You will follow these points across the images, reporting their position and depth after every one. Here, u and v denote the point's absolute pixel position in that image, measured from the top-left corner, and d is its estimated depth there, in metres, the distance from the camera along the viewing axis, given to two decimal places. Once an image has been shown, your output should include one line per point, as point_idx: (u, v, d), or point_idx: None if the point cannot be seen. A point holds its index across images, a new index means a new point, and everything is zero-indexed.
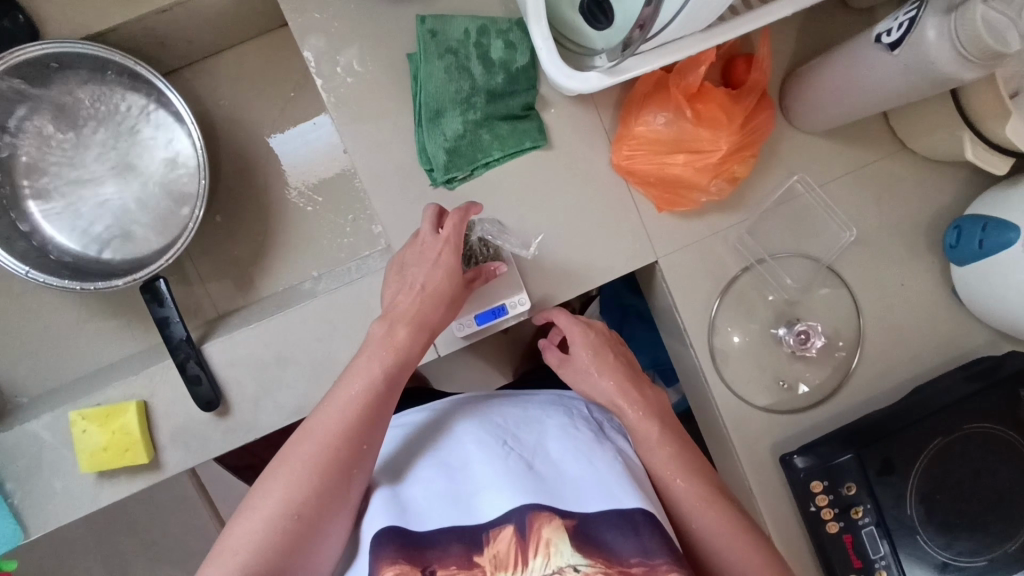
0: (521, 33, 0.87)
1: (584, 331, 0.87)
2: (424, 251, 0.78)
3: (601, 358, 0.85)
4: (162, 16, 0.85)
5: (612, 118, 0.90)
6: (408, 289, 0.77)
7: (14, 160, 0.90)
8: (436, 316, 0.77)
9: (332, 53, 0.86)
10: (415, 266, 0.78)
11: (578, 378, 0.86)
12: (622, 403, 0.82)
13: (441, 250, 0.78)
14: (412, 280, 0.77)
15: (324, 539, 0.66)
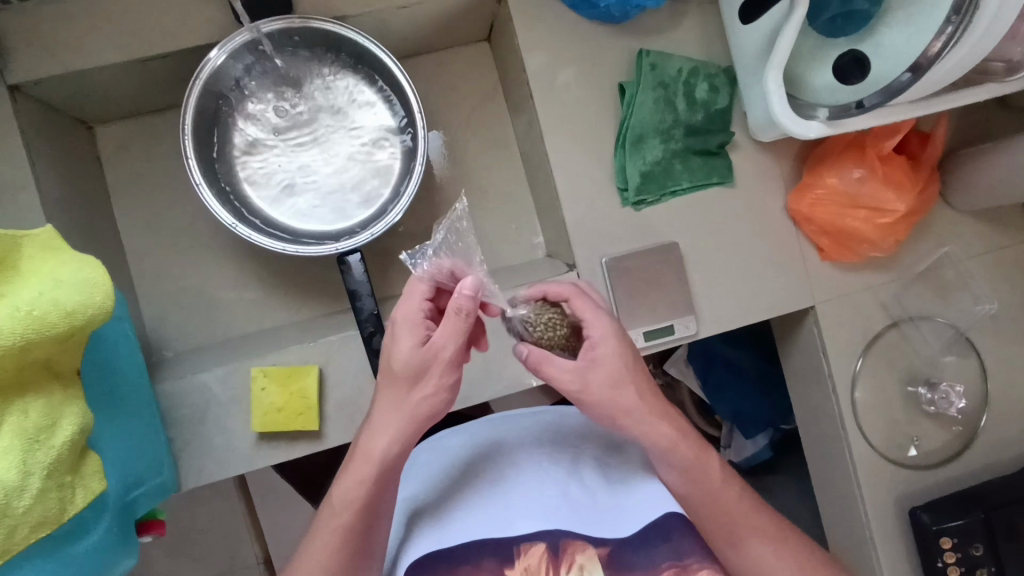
0: (726, 80, 0.94)
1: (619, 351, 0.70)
2: (401, 327, 0.68)
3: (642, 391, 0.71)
4: (401, 12, 0.91)
5: (792, 169, 0.97)
6: (389, 371, 0.68)
7: (231, 119, 0.92)
8: (431, 396, 0.68)
9: (551, 70, 0.92)
10: (393, 349, 0.68)
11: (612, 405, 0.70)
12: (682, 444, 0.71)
13: (410, 334, 0.67)
14: (392, 361, 0.67)
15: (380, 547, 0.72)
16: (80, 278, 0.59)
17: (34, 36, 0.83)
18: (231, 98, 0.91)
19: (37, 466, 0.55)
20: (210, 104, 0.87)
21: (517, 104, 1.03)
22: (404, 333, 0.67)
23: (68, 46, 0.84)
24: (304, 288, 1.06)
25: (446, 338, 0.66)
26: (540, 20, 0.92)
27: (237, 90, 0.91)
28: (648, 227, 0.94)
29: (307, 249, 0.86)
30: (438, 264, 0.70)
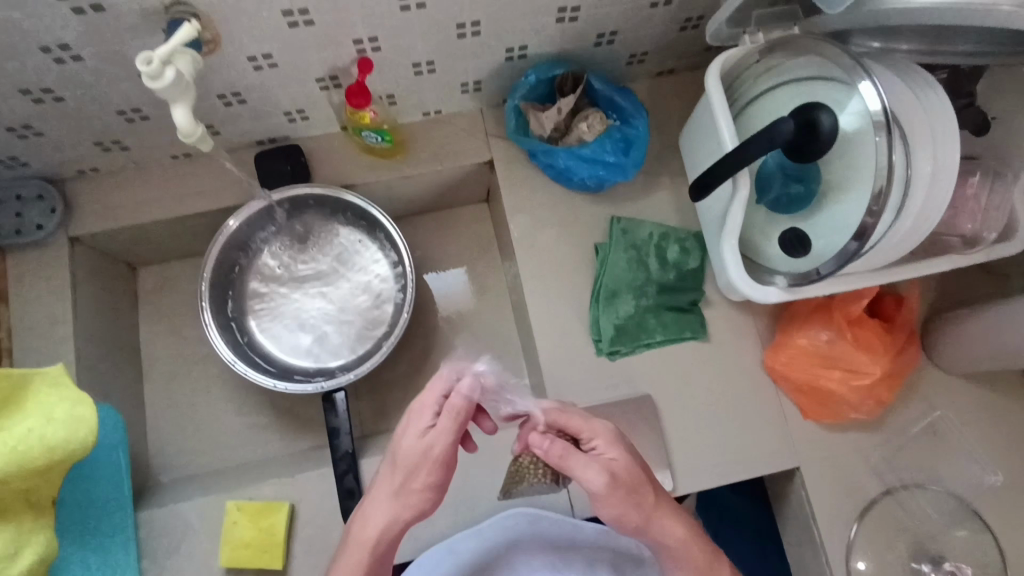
0: (696, 243, 1.00)
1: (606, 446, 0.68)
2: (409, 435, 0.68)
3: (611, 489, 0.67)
4: (402, 179, 1.04)
5: (766, 326, 0.99)
6: (395, 456, 0.68)
7: (248, 268, 1.04)
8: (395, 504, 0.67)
9: (532, 230, 1.02)
10: (402, 442, 0.68)
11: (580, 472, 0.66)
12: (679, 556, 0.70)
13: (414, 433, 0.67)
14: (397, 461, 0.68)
15: None
16: (70, 416, 0.67)
17: (97, 200, 1.00)
18: (250, 248, 1.03)
19: None
20: (230, 254, 1.00)
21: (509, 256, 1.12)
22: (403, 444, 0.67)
23: (122, 208, 1.00)
24: (299, 420, 1.11)
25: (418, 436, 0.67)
26: (525, 189, 1.03)
27: (256, 242, 1.04)
28: (624, 378, 0.97)
29: (295, 387, 0.93)
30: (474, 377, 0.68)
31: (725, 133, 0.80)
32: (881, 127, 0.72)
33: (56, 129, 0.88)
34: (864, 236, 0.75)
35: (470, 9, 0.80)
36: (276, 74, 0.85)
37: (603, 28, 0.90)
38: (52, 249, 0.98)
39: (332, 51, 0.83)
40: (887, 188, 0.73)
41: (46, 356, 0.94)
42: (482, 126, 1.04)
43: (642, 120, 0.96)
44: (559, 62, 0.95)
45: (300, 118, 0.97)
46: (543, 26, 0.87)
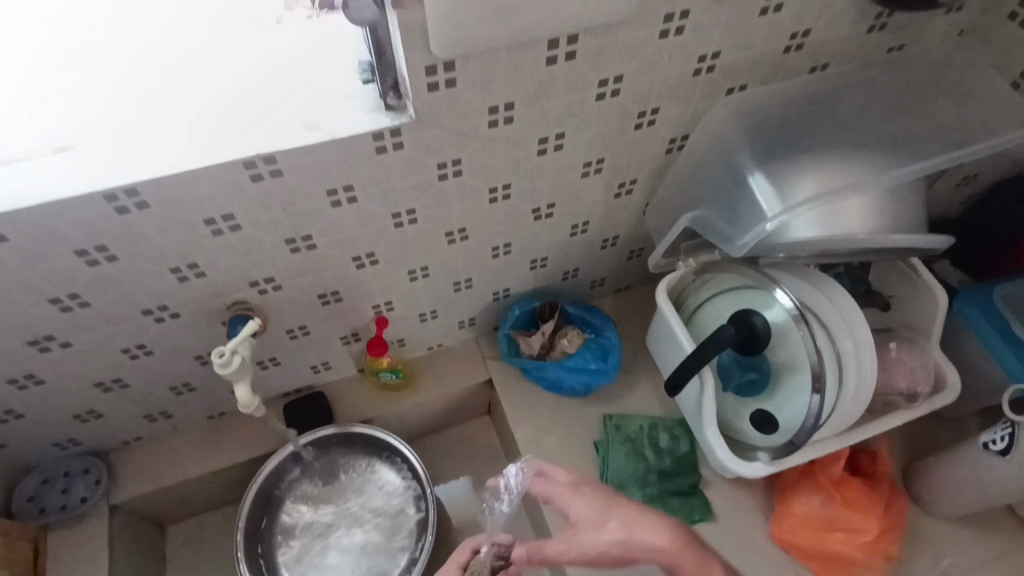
0: (683, 428, 1.12)
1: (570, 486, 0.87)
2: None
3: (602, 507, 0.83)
4: (415, 407, 1.17)
5: (764, 498, 1.07)
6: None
7: (275, 513, 1.10)
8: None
9: (537, 437, 1.13)
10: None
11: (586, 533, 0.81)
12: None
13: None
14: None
15: None
16: None
17: (139, 466, 1.09)
18: (271, 503, 1.09)
19: None
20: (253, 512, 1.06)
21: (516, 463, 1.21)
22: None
23: (162, 471, 1.09)
24: None
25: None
26: (523, 401, 1.16)
27: (278, 494, 1.10)
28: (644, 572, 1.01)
29: None
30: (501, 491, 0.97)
31: (682, 337, 0.97)
32: (800, 320, 0.92)
33: (112, 409, 1.00)
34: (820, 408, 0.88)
35: (464, 271, 1.01)
36: (307, 340, 1.02)
37: (568, 266, 1.12)
38: (92, 521, 1.04)
39: (354, 316, 1.01)
40: (823, 369, 0.90)
41: None
42: (479, 352, 1.21)
43: (612, 330, 1.15)
44: (536, 295, 1.16)
45: (324, 368, 1.12)
46: (521, 272, 1.08)
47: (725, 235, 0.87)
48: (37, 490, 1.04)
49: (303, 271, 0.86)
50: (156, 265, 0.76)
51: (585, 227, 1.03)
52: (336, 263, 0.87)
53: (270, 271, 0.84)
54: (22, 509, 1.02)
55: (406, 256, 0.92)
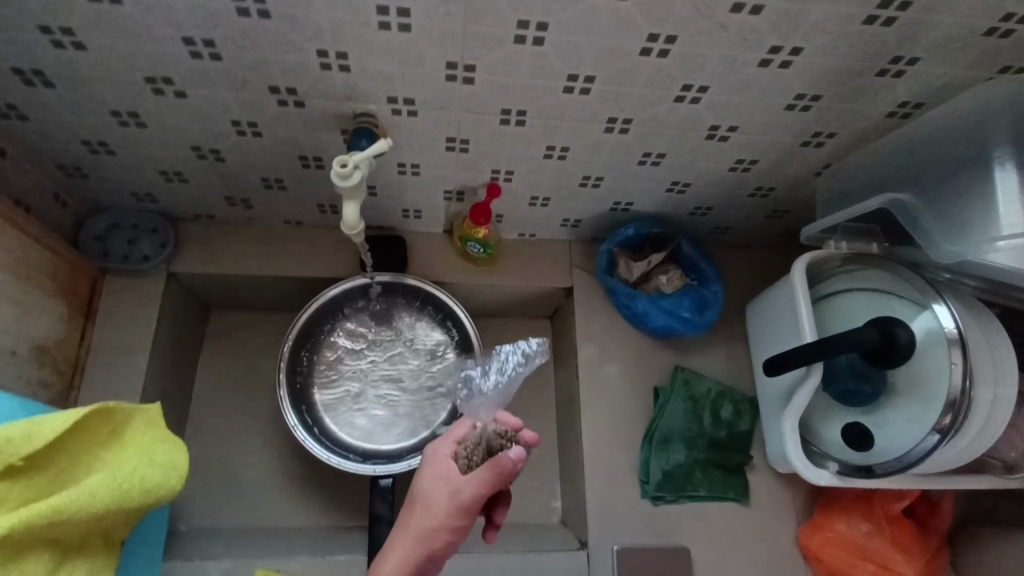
0: (749, 407, 1.06)
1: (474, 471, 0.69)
2: (424, 510, 0.66)
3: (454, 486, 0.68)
4: (488, 288, 1.12)
5: (802, 504, 1.03)
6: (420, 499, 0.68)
7: (323, 338, 1.06)
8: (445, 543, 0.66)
9: (599, 362, 1.07)
10: (423, 513, 0.66)
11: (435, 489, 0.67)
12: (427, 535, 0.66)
13: (443, 487, 0.67)
14: (413, 528, 0.66)
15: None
16: (167, 459, 0.67)
17: (205, 243, 1.06)
18: (316, 337, 1.05)
19: None
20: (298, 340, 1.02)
21: (564, 381, 1.16)
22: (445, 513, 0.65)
23: (226, 257, 1.06)
24: (327, 500, 1.09)
25: (477, 484, 0.65)
26: (597, 321, 1.09)
27: (323, 330, 1.06)
28: (662, 527, 0.99)
29: (352, 465, 0.95)
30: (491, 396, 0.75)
31: (805, 323, 0.89)
32: (956, 342, 0.80)
33: (199, 179, 0.95)
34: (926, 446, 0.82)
35: (601, 168, 0.91)
36: (413, 181, 0.95)
37: (703, 203, 1.01)
38: (150, 282, 1.01)
39: (469, 174, 0.93)
40: (962, 399, 0.80)
41: (118, 382, 0.96)
42: (568, 258, 1.13)
43: (718, 286, 1.05)
44: (657, 220, 1.06)
45: (414, 216, 1.05)
46: (653, 192, 0.98)
47: (930, 236, 0.80)
48: (104, 232, 1.02)
49: (447, 105, 0.77)
50: (306, 40, 0.67)
51: (748, 167, 0.90)
52: (484, 110, 0.78)
53: (416, 93, 0.75)
54: (87, 245, 1.00)
55: (555, 130, 0.82)
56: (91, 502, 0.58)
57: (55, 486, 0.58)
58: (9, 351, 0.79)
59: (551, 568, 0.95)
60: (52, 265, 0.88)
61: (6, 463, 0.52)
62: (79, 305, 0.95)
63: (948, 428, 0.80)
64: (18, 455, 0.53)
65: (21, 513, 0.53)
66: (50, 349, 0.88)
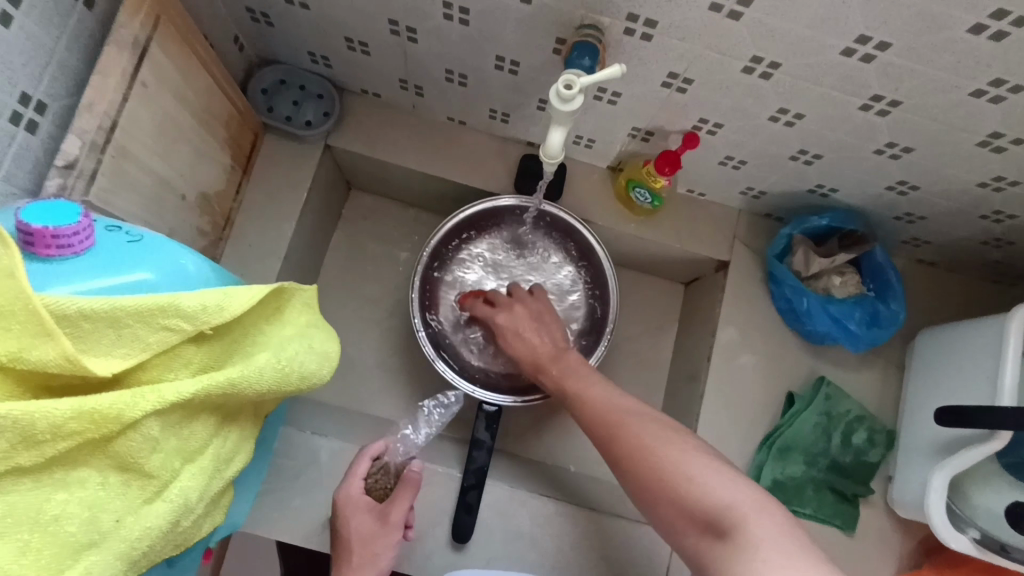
0: (886, 441, 0.97)
1: (376, 507, 0.85)
2: (353, 541, 0.82)
3: (376, 516, 0.84)
4: (638, 240, 1.04)
5: (910, 552, 0.96)
6: (366, 502, 0.84)
7: (459, 248, 1.02)
8: (388, 555, 0.84)
9: (737, 348, 0.99)
10: (369, 540, 0.83)
11: (361, 524, 0.83)
12: (368, 529, 0.83)
13: (370, 520, 0.83)
14: (359, 553, 0.82)
15: (378, 560, 0.83)
16: (321, 350, 0.66)
17: (366, 122, 1.01)
18: (454, 242, 1.01)
19: (209, 493, 0.58)
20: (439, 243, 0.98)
21: (687, 355, 1.09)
22: (370, 529, 0.83)
23: (384, 141, 1.01)
24: None
25: (400, 506, 0.86)
26: (747, 306, 1.01)
27: (463, 237, 1.02)
28: None
29: (467, 386, 0.93)
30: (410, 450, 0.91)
31: (1006, 382, 0.78)
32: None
33: (381, 55, 0.89)
34: None
35: (826, 145, 0.79)
36: (603, 110, 0.85)
37: (917, 211, 0.88)
38: (308, 150, 0.99)
39: (670, 117, 0.82)
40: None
41: (263, 242, 0.96)
42: (732, 229, 1.03)
43: (900, 307, 0.93)
44: (854, 216, 0.93)
45: (585, 145, 0.96)
46: (869, 184, 0.85)
47: None
48: (272, 87, 0.99)
49: (692, 36, 0.66)
50: None
51: (1004, 187, 0.77)
52: (732, 51, 0.67)
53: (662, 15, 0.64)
54: (255, 99, 0.97)
55: (799, 92, 0.70)
56: (256, 380, 0.58)
57: (228, 355, 0.58)
58: (181, 195, 0.78)
59: (635, 538, 0.94)
60: (226, 114, 0.85)
61: (199, 329, 0.51)
62: (240, 158, 0.93)
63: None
64: (210, 323, 0.51)
65: (203, 380, 0.52)
66: (211, 199, 0.88)
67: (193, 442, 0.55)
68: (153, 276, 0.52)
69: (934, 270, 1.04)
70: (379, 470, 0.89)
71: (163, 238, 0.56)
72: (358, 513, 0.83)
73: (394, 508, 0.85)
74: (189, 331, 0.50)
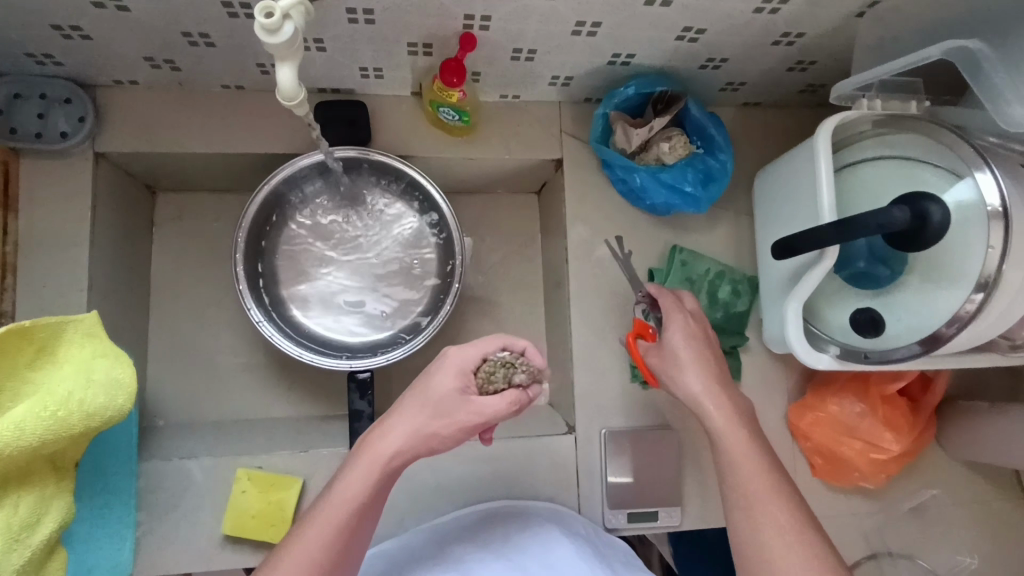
0: (749, 288, 0.99)
1: (465, 383, 0.71)
2: (429, 401, 0.69)
3: (463, 398, 0.70)
4: (468, 161, 0.99)
5: (793, 383, 1.00)
6: (459, 378, 0.71)
7: (285, 220, 0.94)
8: (443, 443, 0.70)
9: (590, 242, 0.98)
10: (430, 412, 0.69)
11: (434, 405, 0.69)
12: (435, 421, 0.69)
13: (452, 399, 0.69)
14: (422, 424, 0.69)
15: (426, 443, 0.69)
16: (109, 378, 0.60)
17: (133, 114, 0.90)
18: (274, 218, 0.93)
19: (10, 567, 0.53)
20: (257, 220, 0.89)
21: (552, 262, 1.08)
22: (448, 411, 0.69)
23: (160, 131, 0.91)
24: (307, 389, 1.05)
25: (493, 407, 0.69)
26: (590, 197, 0.99)
27: (285, 208, 0.94)
28: (653, 410, 0.97)
29: (327, 360, 0.86)
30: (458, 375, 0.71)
31: (826, 200, 0.79)
32: (998, 219, 0.70)
33: (106, 34, 0.77)
34: (946, 337, 0.75)
35: (599, 10, 0.74)
36: (367, 33, 0.78)
37: (717, 54, 0.86)
38: (76, 163, 0.88)
39: (436, 21, 0.76)
40: (996, 278, 0.71)
41: (57, 279, 0.86)
42: (557, 123, 0.99)
43: (727, 155, 0.92)
44: (662, 76, 0.90)
45: (375, 76, 0.89)
46: (660, 40, 0.82)
47: (999, 85, 0.69)
48: (6, 105, 0.86)
49: None
50: None
51: (778, 8, 0.75)
52: None
53: None
54: None
55: None
56: (17, 437, 0.52)
57: None
58: None
59: (539, 451, 0.94)
60: None
61: None
62: None
63: (971, 315, 0.74)
64: None
65: None
66: None
67: None
68: None
69: (759, 110, 1.04)
70: (500, 365, 0.73)
71: None
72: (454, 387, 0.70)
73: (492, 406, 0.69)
74: None
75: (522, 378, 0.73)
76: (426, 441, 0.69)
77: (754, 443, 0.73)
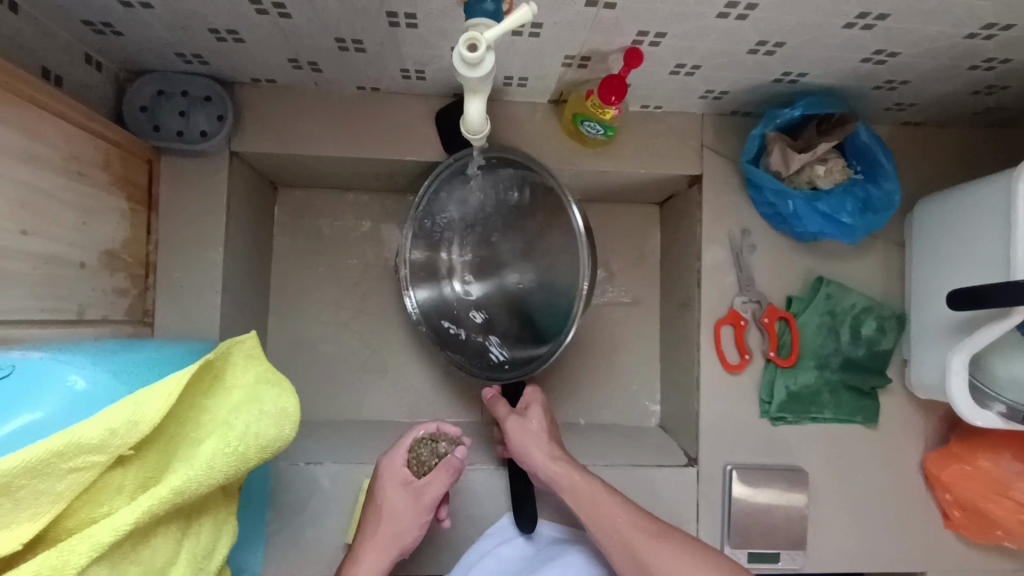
0: (898, 326, 0.92)
1: (401, 473, 0.77)
2: (380, 512, 0.75)
3: (409, 489, 0.76)
4: (600, 174, 0.94)
5: (934, 428, 0.94)
6: (393, 477, 0.76)
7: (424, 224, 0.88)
8: (414, 533, 0.77)
9: (726, 266, 0.93)
10: (387, 515, 0.75)
11: (388, 510, 0.75)
12: (392, 514, 0.75)
13: (401, 493, 0.76)
14: (385, 528, 0.75)
15: (403, 528, 0.76)
16: (278, 408, 0.58)
17: (268, 115, 0.89)
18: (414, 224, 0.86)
19: None
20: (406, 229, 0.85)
21: (676, 281, 1.03)
22: (397, 511, 0.75)
23: (294, 133, 0.89)
24: (418, 394, 1.05)
25: (437, 487, 0.77)
26: (729, 219, 0.93)
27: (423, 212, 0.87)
28: (781, 447, 0.92)
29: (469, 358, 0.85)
30: (393, 476, 0.76)
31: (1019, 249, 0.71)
32: None
33: (258, 38, 0.75)
34: None
35: (788, 31, 0.67)
36: (526, 45, 0.73)
37: (899, 76, 0.77)
38: (214, 165, 0.87)
39: (603, 37, 0.70)
40: None
41: (195, 281, 0.87)
42: (699, 137, 0.93)
43: (893, 185, 0.84)
44: (830, 96, 0.83)
45: (517, 84, 0.84)
46: (843, 61, 0.74)
47: None
48: (151, 102, 0.85)
49: None
50: None
51: (995, 34, 0.66)
52: None
53: None
54: (134, 119, 0.83)
55: None
56: (207, 476, 0.52)
57: (170, 454, 0.52)
58: (78, 263, 0.68)
59: (659, 481, 0.91)
60: (104, 154, 0.73)
61: (115, 455, 0.45)
62: (139, 195, 0.82)
63: None
64: (127, 444, 0.45)
65: (142, 503, 0.47)
66: (119, 252, 0.78)
67: (158, 560, 0.50)
68: (43, 413, 0.46)
69: (921, 130, 0.95)
70: (422, 448, 0.80)
71: (44, 360, 0.50)
72: (389, 484, 0.76)
73: (431, 485, 0.76)
74: (103, 462, 0.44)
75: (445, 446, 0.81)
76: (400, 527, 0.75)
77: (654, 527, 0.74)
